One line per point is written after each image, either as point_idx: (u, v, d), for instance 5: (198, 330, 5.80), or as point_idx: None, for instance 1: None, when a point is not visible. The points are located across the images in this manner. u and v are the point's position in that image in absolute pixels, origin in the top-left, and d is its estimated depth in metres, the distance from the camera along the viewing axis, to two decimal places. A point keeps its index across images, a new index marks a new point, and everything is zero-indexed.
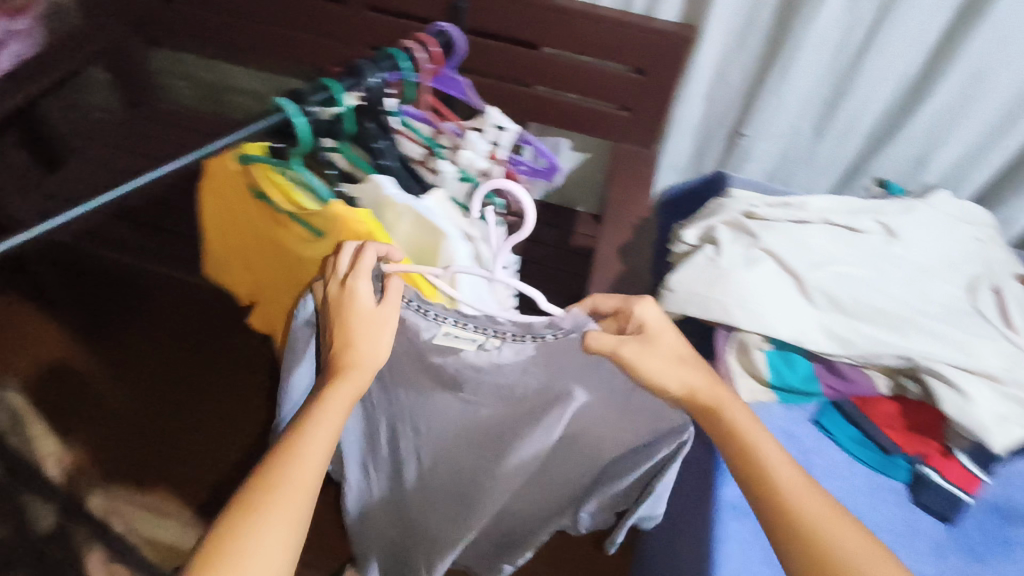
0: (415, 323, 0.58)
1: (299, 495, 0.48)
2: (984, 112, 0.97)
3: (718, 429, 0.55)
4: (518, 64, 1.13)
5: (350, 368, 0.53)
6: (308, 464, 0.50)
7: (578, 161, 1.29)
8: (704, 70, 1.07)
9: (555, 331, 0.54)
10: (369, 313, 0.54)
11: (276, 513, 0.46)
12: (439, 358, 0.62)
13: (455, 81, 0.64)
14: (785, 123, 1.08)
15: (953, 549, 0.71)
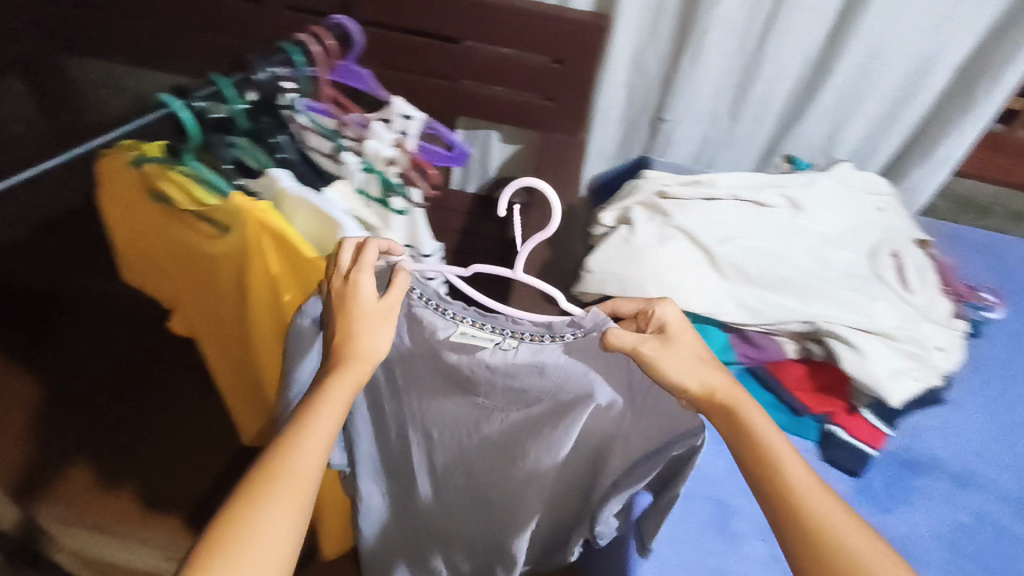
0: (432, 323, 0.57)
1: (294, 497, 0.44)
2: (881, 87, 1.03)
3: (732, 428, 0.50)
4: (442, 58, 1.14)
5: (357, 364, 0.51)
6: (309, 461, 0.46)
7: (510, 152, 1.31)
8: (622, 57, 1.10)
9: (574, 330, 0.54)
10: (374, 308, 0.52)
11: (275, 510, 0.43)
12: (455, 356, 0.59)
13: (356, 75, 0.65)
14: (703, 106, 1.12)
15: (859, 497, 0.73)
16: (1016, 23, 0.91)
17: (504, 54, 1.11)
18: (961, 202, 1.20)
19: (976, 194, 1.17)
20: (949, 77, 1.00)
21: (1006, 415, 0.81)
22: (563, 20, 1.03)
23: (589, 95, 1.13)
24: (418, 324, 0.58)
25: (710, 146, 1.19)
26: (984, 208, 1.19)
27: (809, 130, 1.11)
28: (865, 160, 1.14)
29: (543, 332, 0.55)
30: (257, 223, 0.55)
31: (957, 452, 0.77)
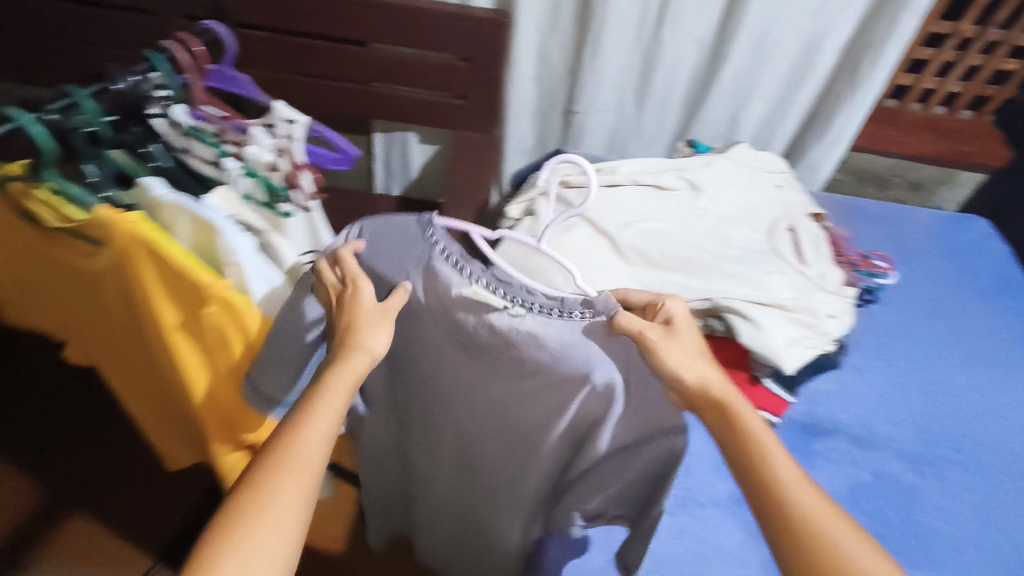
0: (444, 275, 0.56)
1: (298, 481, 0.47)
2: (774, 70, 1.08)
3: (721, 419, 0.54)
4: (350, 63, 1.13)
5: (351, 353, 0.53)
6: (310, 446, 0.48)
7: (430, 153, 1.32)
8: (527, 53, 1.12)
9: (581, 309, 0.55)
10: (372, 311, 0.54)
11: (281, 495, 0.45)
12: (463, 314, 0.58)
13: (235, 79, 0.64)
14: (611, 96, 1.15)
15: (792, 450, 0.77)
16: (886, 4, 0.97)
17: (411, 56, 1.11)
18: (860, 175, 1.26)
19: (873, 167, 1.24)
20: (836, 57, 1.05)
21: (900, 377, 0.85)
22: (464, 17, 1.04)
23: (500, 92, 1.15)
24: (431, 278, 0.57)
25: (622, 135, 1.23)
26: (882, 179, 1.26)
27: (712, 114, 1.15)
28: (769, 142, 1.19)
29: (554, 308, 0.54)
30: (127, 236, 0.51)
31: (857, 416, 0.80)
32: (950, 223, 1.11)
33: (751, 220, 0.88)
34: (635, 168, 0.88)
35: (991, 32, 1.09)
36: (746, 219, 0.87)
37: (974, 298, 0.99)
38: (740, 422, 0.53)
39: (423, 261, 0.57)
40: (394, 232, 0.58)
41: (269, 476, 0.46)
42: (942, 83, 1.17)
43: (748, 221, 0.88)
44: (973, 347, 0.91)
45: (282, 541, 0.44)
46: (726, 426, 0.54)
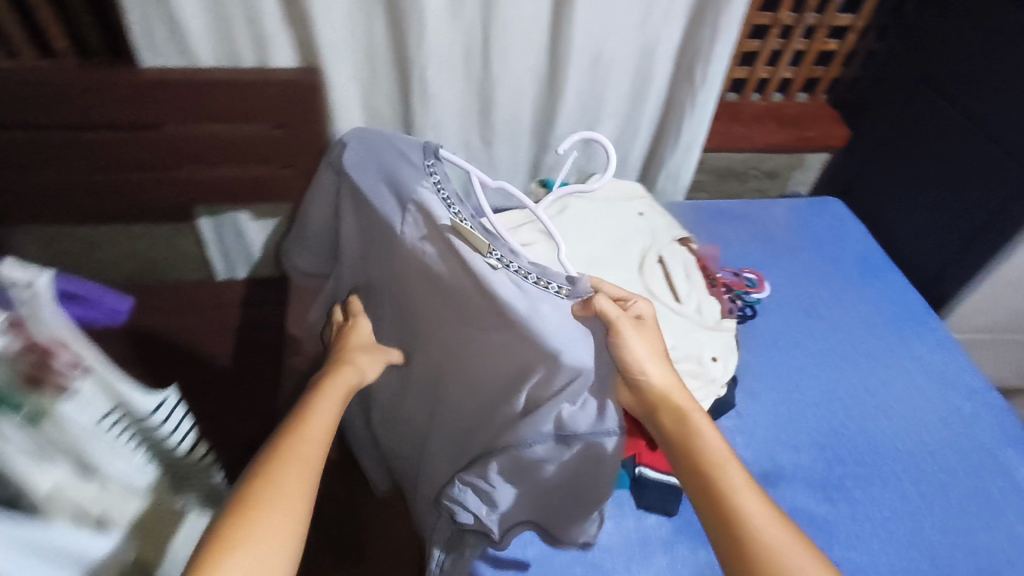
0: (432, 207, 0.67)
1: (306, 465, 0.52)
2: (614, 86, 1.03)
3: (675, 420, 0.60)
4: (145, 150, 0.98)
5: (343, 372, 0.66)
6: (314, 441, 0.54)
7: (270, 229, 1.16)
8: (351, 107, 1.00)
9: (560, 286, 0.63)
10: (365, 346, 0.73)
11: (293, 474, 0.50)
12: (430, 247, 0.68)
13: None
14: (454, 138, 1.06)
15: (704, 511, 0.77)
16: (705, 7, 0.94)
17: (221, 129, 0.97)
18: (719, 173, 1.25)
19: (729, 164, 1.23)
20: (669, 64, 1.02)
21: (792, 395, 0.86)
22: (265, 80, 0.92)
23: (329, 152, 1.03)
24: (423, 207, 0.67)
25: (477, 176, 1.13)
26: (740, 173, 1.25)
27: (563, 140, 1.09)
28: (627, 158, 1.14)
29: (534, 272, 0.63)
30: None
31: (758, 450, 0.79)
32: (808, 211, 1.12)
33: (618, 261, 0.82)
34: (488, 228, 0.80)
35: (809, 17, 1.10)
36: (612, 260, 0.81)
37: (843, 286, 1.00)
38: (681, 423, 0.59)
39: (416, 191, 0.68)
40: (401, 168, 0.72)
41: (284, 461, 0.51)
42: (775, 71, 1.17)
43: (615, 263, 0.82)
44: (848, 341, 0.93)
45: (298, 512, 0.48)
46: (681, 429, 0.59)
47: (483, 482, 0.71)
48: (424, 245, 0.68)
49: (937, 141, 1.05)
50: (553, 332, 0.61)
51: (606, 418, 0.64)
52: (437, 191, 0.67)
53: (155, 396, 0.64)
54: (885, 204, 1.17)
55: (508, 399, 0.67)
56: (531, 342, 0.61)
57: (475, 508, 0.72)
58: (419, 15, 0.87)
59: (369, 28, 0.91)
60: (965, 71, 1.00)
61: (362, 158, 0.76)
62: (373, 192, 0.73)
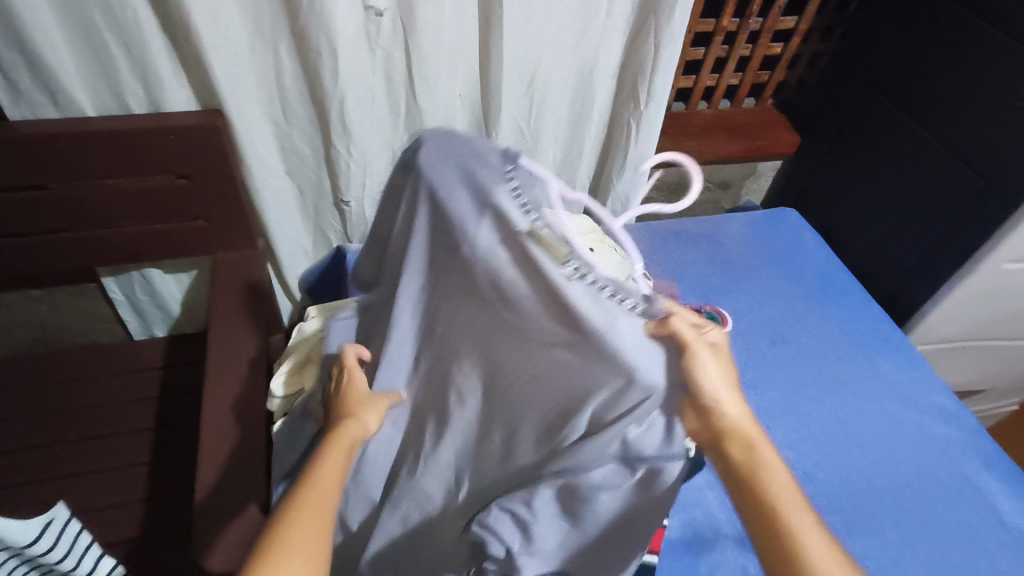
0: (507, 212, 0.55)
1: (318, 519, 0.54)
2: (553, 108, 0.96)
3: (743, 454, 0.54)
4: (31, 214, 0.86)
5: (346, 425, 0.66)
6: (326, 496, 0.56)
7: (186, 281, 1.04)
8: (264, 149, 0.90)
9: (637, 304, 0.52)
10: (363, 398, 0.70)
11: (301, 526, 0.53)
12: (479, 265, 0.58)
13: None
14: (383, 174, 0.97)
15: None
16: (644, 23, 0.87)
17: (112, 184, 0.85)
18: (671, 188, 1.20)
19: (679, 178, 1.18)
20: (611, 81, 0.95)
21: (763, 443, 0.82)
22: (162, 128, 0.81)
23: (245, 199, 0.93)
24: (493, 211, 0.56)
25: None
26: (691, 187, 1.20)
27: None
28: (574, 180, 1.07)
29: (612, 288, 0.52)
30: None
31: (732, 508, 0.78)
32: (765, 226, 1.07)
33: None
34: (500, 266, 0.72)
35: (751, 22, 1.04)
36: None
37: (803, 306, 0.96)
38: (749, 458, 0.53)
39: (492, 192, 0.56)
40: (470, 161, 0.57)
41: (299, 520, 0.53)
42: (720, 78, 1.12)
43: None
44: (814, 368, 0.88)
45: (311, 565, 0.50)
46: (748, 465, 0.53)
47: (524, 510, 0.65)
48: (491, 254, 0.57)
49: (892, 151, 1.01)
50: (630, 353, 0.50)
51: (674, 445, 0.54)
52: (513, 193, 0.55)
53: (38, 522, 0.60)
54: (840, 214, 1.13)
55: (565, 423, 0.58)
56: (607, 364, 0.51)
57: (510, 535, 0.66)
58: (330, 48, 0.77)
59: (276, 64, 0.81)
60: (910, 78, 0.97)
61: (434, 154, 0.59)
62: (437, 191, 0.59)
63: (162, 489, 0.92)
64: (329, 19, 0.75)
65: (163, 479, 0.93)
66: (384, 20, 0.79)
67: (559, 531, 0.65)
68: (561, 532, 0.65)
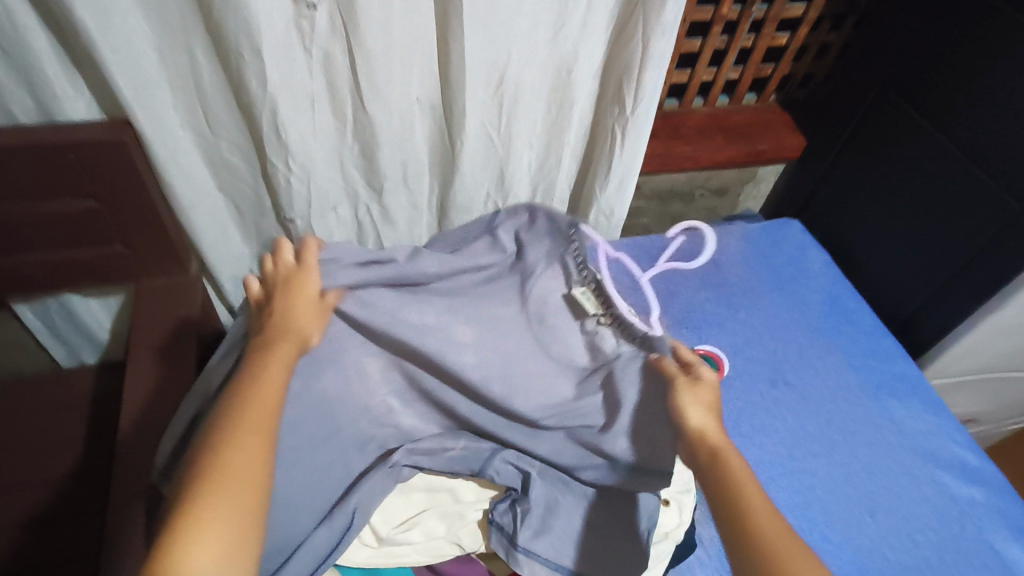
0: (568, 271, 0.71)
1: (259, 439, 0.49)
2: (527, 113, 0.84)
3: (712, 462, 0.55)
4: None
5: (288, 333, 0.58)
6: (265, 410, 0.51)
7: (114, 306, 0.92)
8: (189, 164, 0.77)
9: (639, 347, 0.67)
10: (306, 302, 0.60)
11: (243, 439, 0.48)
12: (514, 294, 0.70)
13: None
14: (332, 188, 0.84)
15: None
16: (630, 14, 0.75)
17: (4, 209, 0.73)
18: (662, 195, 1.08)
19: (672, 184, 1.06)
20: (593, 80, 0.82)
21: None
22: (59, 145, 0.69)
23: (171, 219, 0.81)
24: (548, 274, 0.71)
25: (370, 228, 0.92)
26: (685, 194, 1.09)
27: (471, 181, 0.89)
28: (553, 190, 0.95)
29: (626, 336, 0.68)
30: None
31: None
32: (764, 240, 0.96)
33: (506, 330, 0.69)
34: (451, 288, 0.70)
35: (755, 11, 0.92)
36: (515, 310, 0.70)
37: (808, 338, 0.85)
38: (720, 465, 0.54)
39: (559, 252, 0.71)
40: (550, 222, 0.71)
41: (238, 436, 0.48)
42: (718, 72, 0.99)
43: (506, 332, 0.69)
44: (821, 414, 0.78)
45: (253, 479, 0.47)
46: (722, 478, 0.54)
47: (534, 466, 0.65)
48: (542, 296, 0.71)
49: (909, 158, 0.89)
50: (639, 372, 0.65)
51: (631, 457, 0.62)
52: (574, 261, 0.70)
53: None
54: (850, 225, 1.02)
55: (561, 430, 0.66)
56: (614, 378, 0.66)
57: (530, 467, 0.65)
58: (254, 49, 0.65)
59: (194, 67, 0.68)
60: (928, 72, 0.85)
61: (534, 225, 0.70)
62: (505, 249, 0.71)
63: (73, 554, 0.78)
64: (249, 15, 0.62)
65: (75, 542, 0.79)
66: (318, 14, 0.66)
67: (568, 506, 0.64)
68: (571, 506, 0.64)
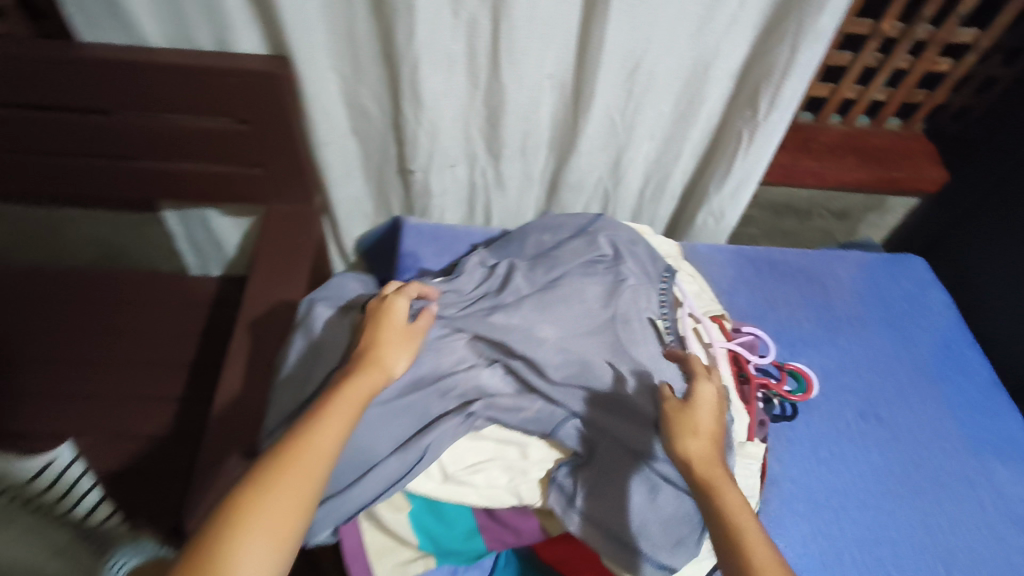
0: (652, 298, 0.70)
1: (310, 478, 0.43)
2: (656, 102, 0.83)
3: (712, 507, 0.47)
4: (88, 136, 0.83)
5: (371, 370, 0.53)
6: (330, 442, 0.46)
7: (244, 225, 1.01)
8: (329, 104, 0.84)
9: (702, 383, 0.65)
10: (399, 336, 0.57)
11: (283, 491, 0.41)
12: (602, 282, 0.69)
13: None
14: (454, 147, 0.88)
15: None
16: (782, 15, 0.73)
17: (170, 118, 0.82)
18: (777, 208, 1.04)
19: (789, 199, 1.02)
20: (730, 81, 0.81)
21: (830, 530, 0.67)
22: (226, 68, 0.76)
23: (306, 153, 0.87)
24: (642, 291, 0.70)
25: (481, 190, 0.95)
26: (802, 211, 1.05)
27: (587, 162, 0.90)
28: (665, 183, 0.94)
29: None
30: None
31: None
32: (881, 272, 0.91)
33: (582, 320, 0.65)
34: (532, 275, 0.70)
35: (919, 31, 0.86)
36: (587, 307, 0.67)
37: (911, 379, 0.80)
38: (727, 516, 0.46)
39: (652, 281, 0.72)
40: (650, 258, 0.75)
41: (292, 465, 0.43)
42: (864, 91, 0.94)
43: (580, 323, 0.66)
44: (910, 458, 0.73)
45: (293, 519, 0.41)
46: (730, 539, 0.44)
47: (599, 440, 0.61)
48: (629, 301, 0.68)
49: None
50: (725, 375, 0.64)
51: None
52: (660, 293, 0.71)
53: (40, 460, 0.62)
54: (983, 275, 0.95)
55: None
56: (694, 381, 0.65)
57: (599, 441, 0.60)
58: (410, 4, 0.69)
59: (351, 15, 0.74)
60: None
61: (636, 248, 0.75)
62: (603, 251, 0.73)
63: (177, 428, 0.85)
64: None
65: (184, 420, 0.85)
66: None
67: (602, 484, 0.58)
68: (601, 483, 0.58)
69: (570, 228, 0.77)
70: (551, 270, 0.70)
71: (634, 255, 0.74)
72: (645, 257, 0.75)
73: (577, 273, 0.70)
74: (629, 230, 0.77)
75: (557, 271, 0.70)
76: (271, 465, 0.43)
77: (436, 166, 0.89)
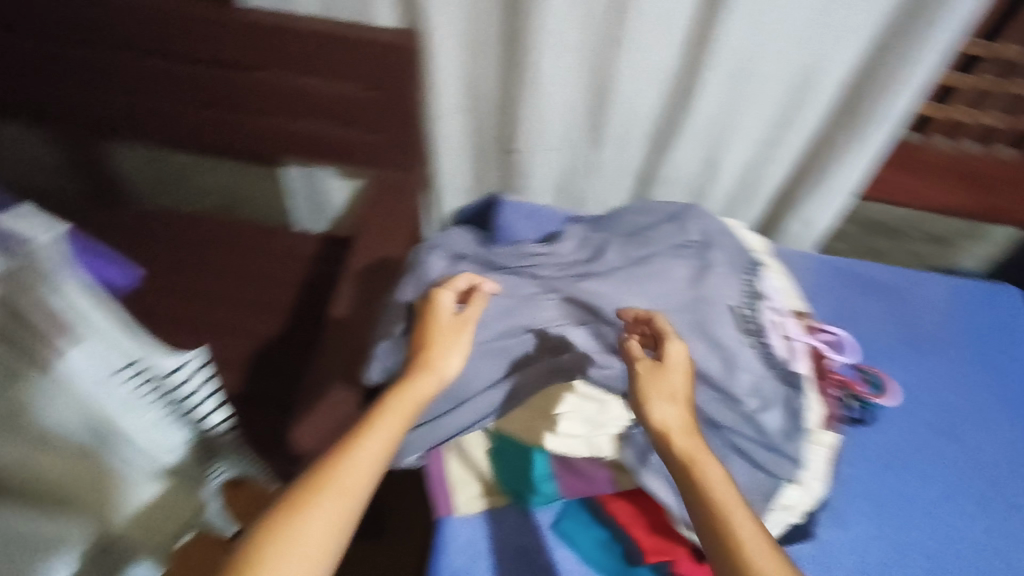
0: (737, 286, 0.72)
1: (347, 497, 0.47)
2: (759, 104, 0.86)
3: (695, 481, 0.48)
4: (234, 90, 0.93)
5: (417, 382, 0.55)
6: (368, 461, 0.49)
7: (353, 187, 1.10)
8: (448, 80, 0.90)
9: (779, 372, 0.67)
10: (449, 335, 0.59)
11: (317, 511, 0.46)
12: (690, 266, 0.72)
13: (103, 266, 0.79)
14: (558, 130, 0.93)
15: None
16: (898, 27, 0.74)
17: (307, 81, 0.91)
18: (868, 224, 1.04)
19: (882, 216, 1.02)
20: (837, 90, 0.82)
21: (891, 530, 0.67)
22: (364, 38, 0.84)
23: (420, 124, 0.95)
24: (729, 280, 0.73)
25: (577, 176, 1.00)
26: (893, 230, 1.04)
27: (684, 157, 0.94)
28: (757, 187, 0.96)
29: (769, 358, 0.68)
30: None
31: None
32: (973, 296, 0.89)
33: (668, 298, 0.69)
34: (624, 252, 0.74)
35: None
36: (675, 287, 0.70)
37: (994, 404, 0.79)
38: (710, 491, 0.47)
39: (739, 272, 0.75)
40: (738, 250, 0.77)
41: (328, 485, 0.47)
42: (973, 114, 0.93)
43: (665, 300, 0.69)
44: (984, 478, 0.72)
45: (328, 536, 0.45)
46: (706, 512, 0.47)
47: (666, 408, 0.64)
48: (715, 286, 0.71)
49: None
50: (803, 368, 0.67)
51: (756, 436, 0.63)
52: (745, 282, 0.73)
53: (177, 358, 0.63)
54: None
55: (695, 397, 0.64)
56: (772, 366, 0.67)
57: None
58: None
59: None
60: None
61: (725, 239, 0.77)
62: (692, 237, 0.76)
63: None
64: None
65: None
66: None
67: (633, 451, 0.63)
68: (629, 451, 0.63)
69: (663, 214, 0.80)
70: (642, 249, 0.74)
71: (722, 245, 0.76)
72: (733, 248, 0.77)
73: (666, 255, 0.74)
74: (718, 223, 0.79)
75: (648, 250, 0.74)
76: (309, 484, 0.47)
77: (539, 148, 0.95)
